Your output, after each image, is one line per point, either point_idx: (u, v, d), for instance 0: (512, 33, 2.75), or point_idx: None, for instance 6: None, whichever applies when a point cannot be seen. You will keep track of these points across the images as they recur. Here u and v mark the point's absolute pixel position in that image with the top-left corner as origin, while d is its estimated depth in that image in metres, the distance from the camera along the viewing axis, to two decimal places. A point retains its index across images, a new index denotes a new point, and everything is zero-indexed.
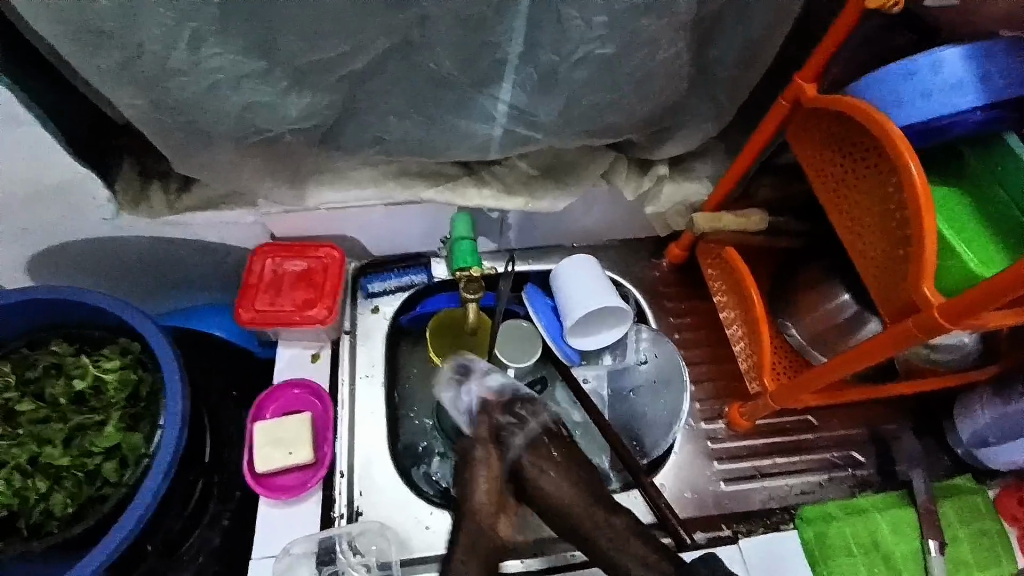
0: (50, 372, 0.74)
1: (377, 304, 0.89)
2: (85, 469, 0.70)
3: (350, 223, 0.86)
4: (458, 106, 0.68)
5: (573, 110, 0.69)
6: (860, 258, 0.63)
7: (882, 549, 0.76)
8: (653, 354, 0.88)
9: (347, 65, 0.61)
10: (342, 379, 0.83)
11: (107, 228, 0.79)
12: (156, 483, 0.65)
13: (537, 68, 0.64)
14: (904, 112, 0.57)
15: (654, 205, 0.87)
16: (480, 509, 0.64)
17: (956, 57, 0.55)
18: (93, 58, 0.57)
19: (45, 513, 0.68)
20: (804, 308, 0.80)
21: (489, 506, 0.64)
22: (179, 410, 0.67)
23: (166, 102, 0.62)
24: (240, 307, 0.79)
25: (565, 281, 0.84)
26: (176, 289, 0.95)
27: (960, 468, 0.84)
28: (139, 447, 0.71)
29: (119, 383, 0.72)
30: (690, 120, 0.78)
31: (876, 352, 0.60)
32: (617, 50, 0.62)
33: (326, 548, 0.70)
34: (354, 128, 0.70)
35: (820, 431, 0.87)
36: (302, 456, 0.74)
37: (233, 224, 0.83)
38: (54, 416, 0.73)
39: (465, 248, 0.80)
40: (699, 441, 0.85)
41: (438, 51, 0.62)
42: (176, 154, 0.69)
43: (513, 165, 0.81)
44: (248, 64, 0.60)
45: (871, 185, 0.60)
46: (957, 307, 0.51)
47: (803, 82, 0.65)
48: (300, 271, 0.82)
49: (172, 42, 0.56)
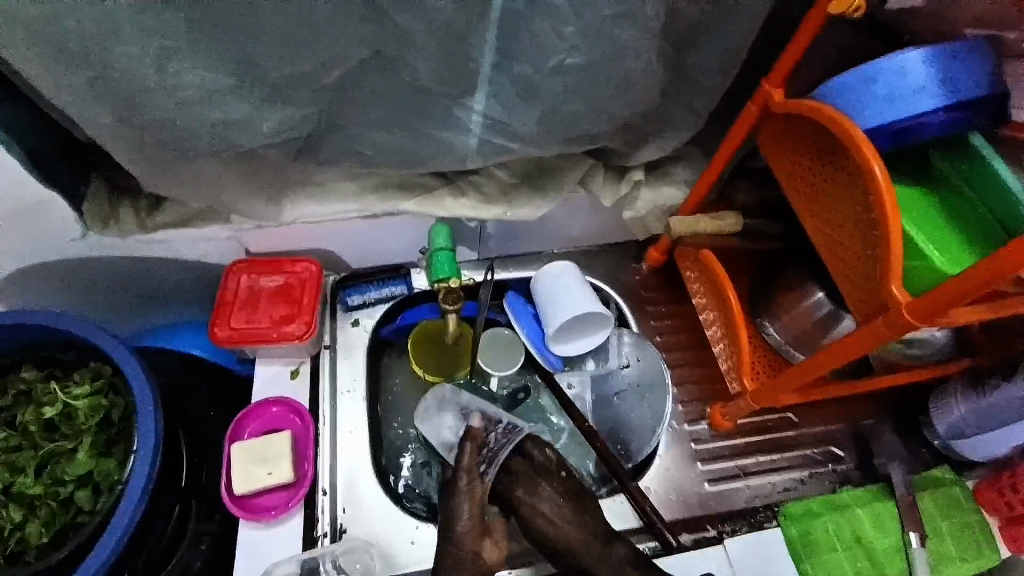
0: (21, 399, 0.73)
1: (357, 318, 0.88)
2: (59, 497, 0.68)
3: (328, 237, 0.85)
4: (433, 117, 0.68)
5: (550, 119, 0.69)
6: (832, 258, 0.64)
7: (864, 543, 0.77)
8: (635, 358, 0.89)
9: (321, 79, 0.61)
10: (323, 396, 0.82)
11: (77, 249, 0.78)
12: (130, 512, 0.63)
13: (511, 78, 0.64)
14: (870, 115, 0.58)
15: (632, 210, 0.88)
16: (465, 535, 0.64)
17: (918, 60, 0.56)
18: (58, 76, 0.56)
19: (21, 542, 0.67)
20: (783, 306, 0.81)
21: (473, 529, 0.65)
22: (152, 435, 0.66)
23: (138, 120, 0.61)
24: (216, 326, 0.78)
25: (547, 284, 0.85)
26: (151, 308, 0.94)
27: (939, 461, 0.86)
28: (113, 473, 0.69)
29: (90, 408, 0.71)
30: (664, 126, 0.79)
31: (851, 352, 0.61)
32: (589, 59, 0.63)
33: (310, 568, 0.69)
34: (330, 141, 0.70)
35: (802, 428, 0.88)
36: (282, 475, 0.72)
37: (209, 240, 0.82)
38: (27, 443, 0.71)
39: (443, 259, 0.81)
40: (683, 443, 0.85)
41: (412, 63, 0.61)
42: (148, 173, 0.68)
43: (490, 174, 0.82)
44: (219, 80, 0.59)
45: (839, 186, 0.61)
46: (925, 305, 0.52)
47: (771, 87, 0.66)
48: (277, 286, 0.81)
49: (139, 60, 0.56)
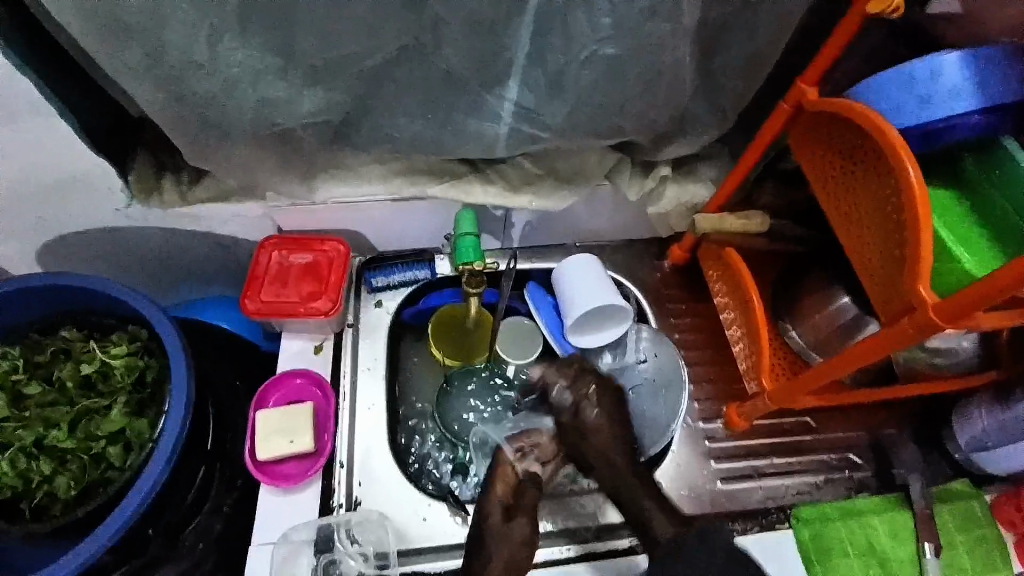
0: (59, 356, 0.76)
1: (381, 299, 0.90)
2: (90, 452, 0.71)
3: (357, 219, 0.88)
4: (466, 105, 0.69)
5: (579, 110, 0.70)
6: (859, 260, 0.63)
7: (877, 553, 0.76)
8: (653, 354, 0.89)
9: (359, 63, 0.63)
10: (344, 372, 0.84)
11: (119, 218, 0.81)
12: (158, 470, 0.65)
13: (544, 69, 0.65)
14: (903, 116, 0.57)
15: (656, 206, 0.88)
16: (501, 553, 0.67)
17: (955, 62, 0.55)
18: (116, 50, 0.59)
19: (50, 494, 0.70)
20: (805, 310, 0.81)
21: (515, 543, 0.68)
22: (184, 398, 0.68)
23: (184, 95, 0.63)
24: (246, 298, 0.81)
25: (577, 270, 0.85)
26: (185, 281, 0.97)
27: (958, 474, 0.84)
28: (145, 433, 0.72)
29: (126, 369, 0.74)
30: (694, 125, 0.79)
31: (872, 353, 0.61)
32: (622, 53, 0.64)
33: (324, 537, 0.71)
34: (365, 125, 0.72)
35: (819, 433, 0.87)
36: (304, 443, 0.75)
37: (243, 217, 0.84)
38: (62, 400, 0.74)
39: (468, 244, 0.81)
40: (697, 441, 0.85)
41: (448, 51, 0.63)
42: (191, 148, 0.71)
43: (517, 164, 0.83)
44: (263, 61, 0.61)
45: (871, 188, 0.60)
46: (952, 307, 0.51)
47: (805, 86, 0.66)
48: (306, 264, 0.84)
49: (191, 39, 0.58)
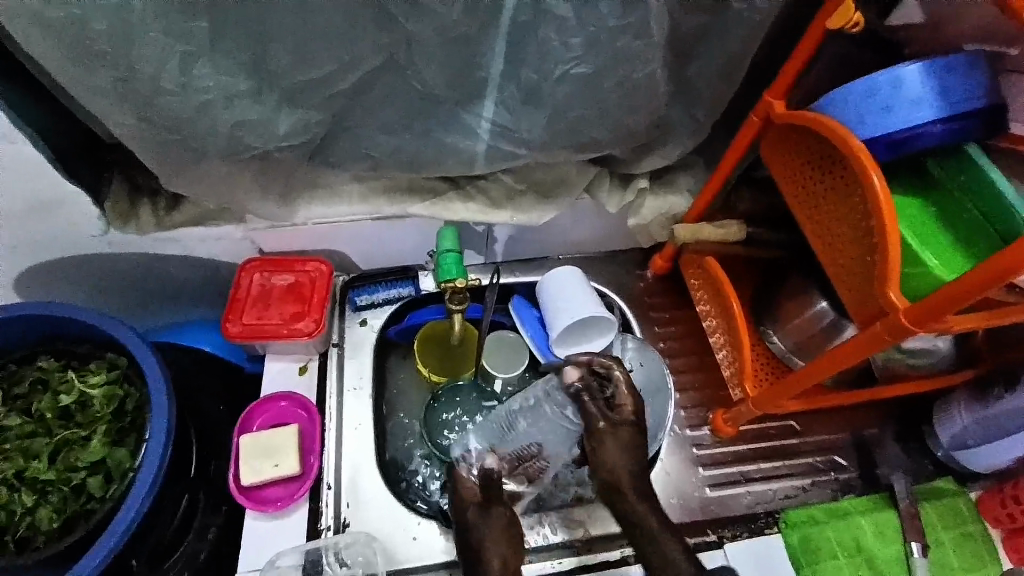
0: (37, 387, 0.75)
1: (365, 317, 0.90)
2: (71, 483, 0.70)
3: (340, 238, 0.88)
4: (444, 122, 0.70)
5: (555, 125, 0.71)
6: (831, 266, 0.65)
7: (865, 552, 0.77)
8: (638, 363, 0.89)
9: (335, 84, 0.64)
10: (330, 392, 0.83)
11: (97, 244, 0.80)
12: (140, 500, 0.64)
13: (519, 86, 0.66)
14: (869, 126, 0.59)
15: (636, 217, 0.89)
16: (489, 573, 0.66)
17: (915, 72, 0.57)
18: (88, 76, 0.59)
19: (30, 528, 0.68)
20: (785, 315, 0.82)
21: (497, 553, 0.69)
22: (164, 424, 0.67)
23: (160, 120, 0.63)
24: (228, 321, 0.80)
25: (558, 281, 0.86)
26: (166, 304, 0.96)
27: (941, 472, 0.85)
28: (125, 462, 0.70)
29: (105, 398, 0.72)
30: (669, 135, 0.81)
31: (850, 357, 0.62)
32: (594, 68, 0.65)
33: (313, 561, 0.70)
34: (343, 144, 0.72)
35: (804, 436, 0.88)
36: (289, 467, 0.74)
37: (224, 239, 0.84)
38: (41, 430, 0.73)
39: (450, 261, 0.81)
40: (684, 448, 0.86)
41: (423, 70, 0.64)
42: (167, 171, 0.70)
43: (497, 179, 0.83)
44: (239, 83, 0.62)
45: (839, 195, 0.62)
46: (922, 311, 0.53)
47: (773, 98, 0.68)
48: (289, 285, 0.83)
49: (165, 64, 0.58)
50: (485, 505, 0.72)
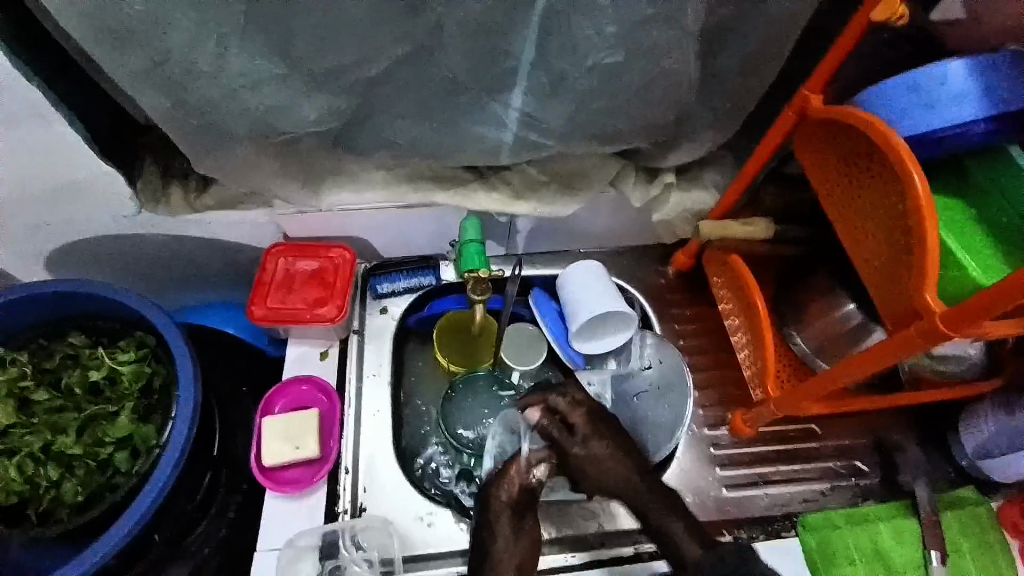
0: (67, 362, 0.77)
1: (386, 305, 0.90)
2: (97, 458, 0.72)
3: (363, 225, 0.88)
4: (471, 110, 0.70)
5: (583, 116, 0.70)
6: (863, 266, 0.64)
7: (885, 558, 0.76)
8: (657, 360, 0.89)
9: (364, 69, 0.64)
10: (350, 377, 0.84)
11: (126, 224, 0.82)
12: (166, 474, 0.66)
13: (548, 75, 0.66)
14: (910, 123, 0.58)
15: (660, 212, 0.88)
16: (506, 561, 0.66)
17: (959, 70, 0.56)
18: (124, 58, 0.59)
19: (55, 500, 0.70)
20: (811, 316, 0.80)
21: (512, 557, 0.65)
22: (190, 400, 0.69)
23: (192, 102, 0.64)
24: (252, 304, 0.81)
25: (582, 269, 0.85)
26: (190, 286, 0.98)
27: (964, 480, 0.84)
28: (151, 437, 0.71)
29: (133, 375, 0.74)
30: (698, 130, 0.80)
31: (880, 360, 0.61)
32: (626, 59, 0.64)
33: (330, 542, 0.72)
34: (369, 130, 0.72)
35: (824, 439, 0.87)
36: (309, 450, 0.75)
37: (248, 223, 0.85)
38: (69, 405, 0.75)
39: (473, 251, 0.81)
40: (702, 447, 0.85)
41: (452, 58, 0.64)
42: (195, 153, 0.71)
43: (521, 170, 0.83)
44: (270, 67, 0.62)
45: (876, 194, 0.60)
46: (957, 315, 0.51)
47: (809, 93, 0.66)
48: (312, 270, 0.84)
49: (198, 45, 0.59)
50: (520, 514, 0.68)
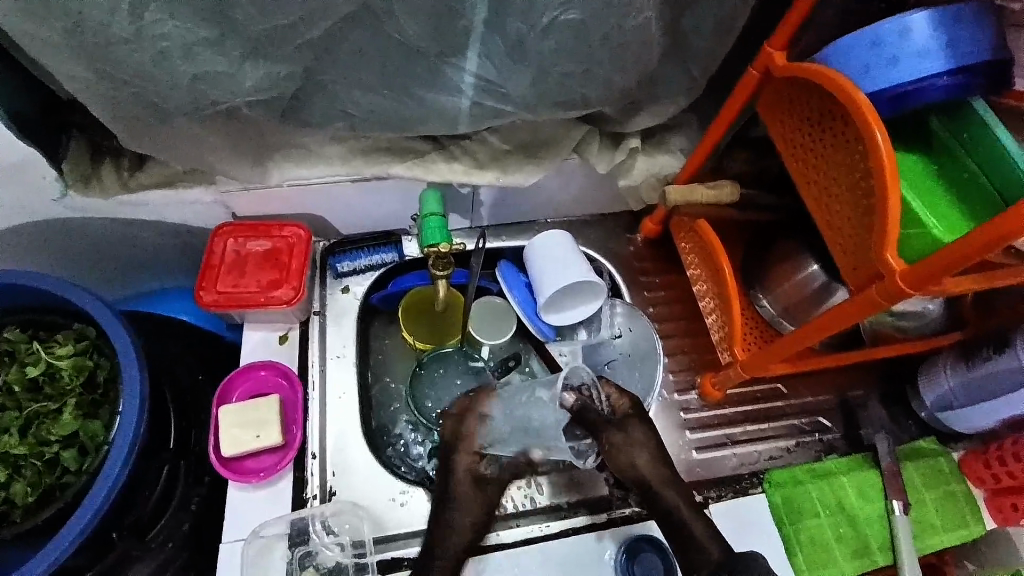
0: (4, 359, 0.72)
1: (348, 284, 0.87)
2: (44, 457, 0.68)
3: (318, 202, 0.84)
4: (425, 78, 0.66)
5: (543, 80, 0.67)
6: (826, 228, 0.63)
7: (846, 510, 0.78)
8: (628, 329, 0.88)
9: (305, 33, 0.58)
10: (313, 361, 0.81)
11: (58, 209, 0.76)
12: (116, 470, 0.63)
13: (504, 37, 0.62)
14: (873, 79, 0.56)
15: (627, 178, 0.86)
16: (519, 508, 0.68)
17: (922, 22, 0.54)
18: (31, 26, 0.53)
19: (8, 501, 0.66)
20: (777, 279, 0.80)
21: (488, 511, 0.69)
22: (137, 396, 0.65)
23: (114, 74, 0.58)
24: (201, 289, 0.77)
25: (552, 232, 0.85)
26: (137, 272, 0.92)
27: (924, 433, 0.87)
28: (99, 434, 0.68)
29: (74, 370, 0.70)
30: (662, 93, 0.77)
31: (844, 321, 0.61)
32: (584, 18, 0.60)
33: (299, 530, 0.70)
34: (318, 101, 0.67)
35: (790, 398, 0.89)
36: (271, 438, 0.72)
37: (193, 203, 0.80)
38: (10, 404, 0.70)
39: (433, 224, 0.78)
40: (672, 412, 0.86)
41: (402, 19, 0.59)
42: (128, 131, 0.66)
43: (484, 140, 0.79)
44: (199, 32, 0.56)
45: (839, 153, 0.59)
46: (918, 275, 0.51)
47: (773, 50, 0.64)
48: (265, 251, 0.80)
49: (111, 9, 0.53)
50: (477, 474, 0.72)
